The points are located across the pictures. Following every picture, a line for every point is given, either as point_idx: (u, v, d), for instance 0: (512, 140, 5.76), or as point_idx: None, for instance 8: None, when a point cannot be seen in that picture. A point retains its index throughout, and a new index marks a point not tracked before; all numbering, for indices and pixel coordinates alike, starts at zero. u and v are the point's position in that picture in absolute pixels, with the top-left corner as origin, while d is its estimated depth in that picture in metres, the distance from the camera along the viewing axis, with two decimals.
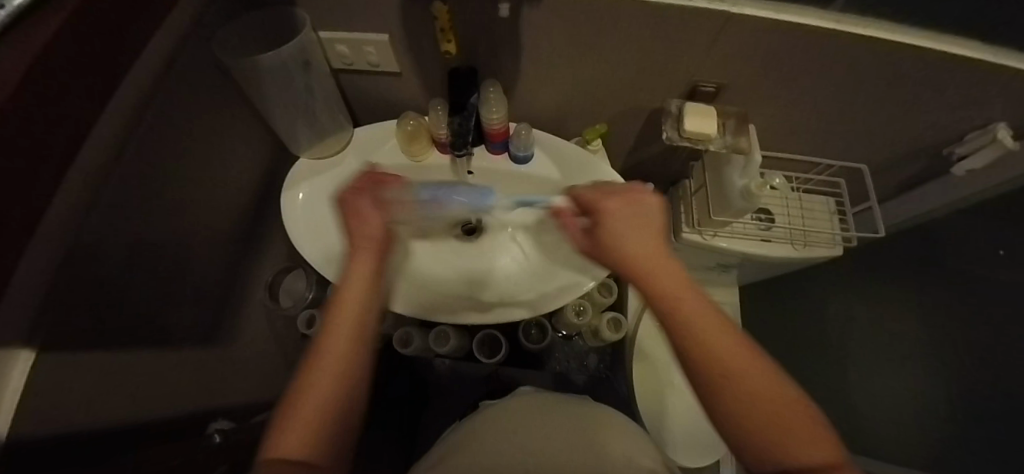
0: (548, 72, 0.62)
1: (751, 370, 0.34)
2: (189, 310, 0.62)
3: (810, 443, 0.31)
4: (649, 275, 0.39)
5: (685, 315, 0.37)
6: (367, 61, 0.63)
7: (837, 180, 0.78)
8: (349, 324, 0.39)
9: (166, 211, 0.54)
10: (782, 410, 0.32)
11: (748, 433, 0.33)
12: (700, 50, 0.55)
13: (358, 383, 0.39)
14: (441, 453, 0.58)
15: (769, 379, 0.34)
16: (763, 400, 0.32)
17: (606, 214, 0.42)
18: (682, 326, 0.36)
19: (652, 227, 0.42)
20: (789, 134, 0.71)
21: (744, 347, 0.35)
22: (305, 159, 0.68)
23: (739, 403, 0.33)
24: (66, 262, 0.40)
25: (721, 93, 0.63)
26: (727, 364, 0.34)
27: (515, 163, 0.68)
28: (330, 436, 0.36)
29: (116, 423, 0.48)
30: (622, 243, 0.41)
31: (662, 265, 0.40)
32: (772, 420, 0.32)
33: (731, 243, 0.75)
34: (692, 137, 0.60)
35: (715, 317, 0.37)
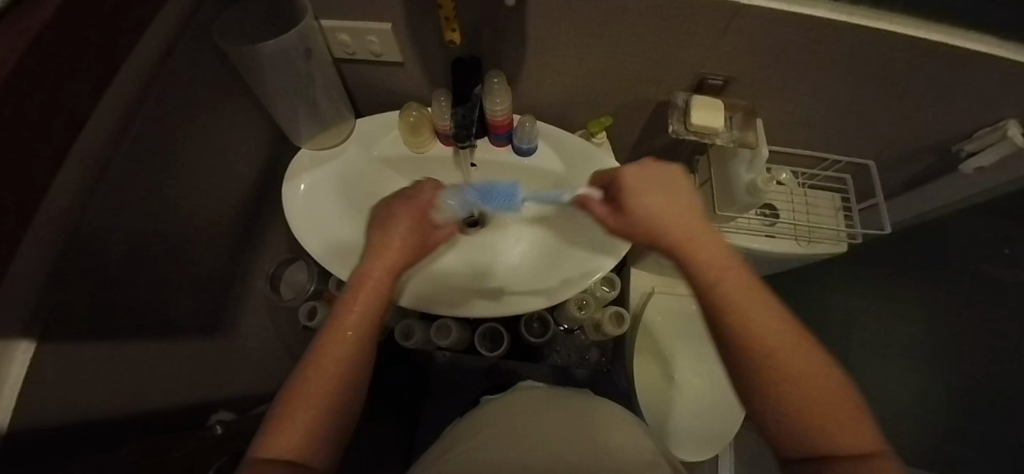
0: (553, 63, 0.61)
1: (796, 355, 0.35)
2: (189, 301, 0.61)
3: (847, 426, 0.31)
4: (693, 253, 0.41)
5: (722, 290, 0.38)
6: (369, 51, 0.62)
7: (843, 176, 0.77)
8: (357, 322, 0.42)
9: (165, 203, 0.54)
10: (817, 393, 0.33)
11: (779, 414, 0.34)
12: (708, 41, 0.54)
13: (356, 381, 0.41)
14: (445, 446, 0.58)
15: (807, 360, 0.35)
16: (803, 380, 0.34)
17: (636, 188, 0.45)
18: (715, 294, 0.38)
19: (691, 205, 0.44)
20: (797, 129, 0.70)
21: (789, 330, 0.36)
22: (306, 150, 0.67)
23: (784, 386, 0.34)
24: (62, 256, 0.40)
25: (729, 87, 0.62)
26: (774, 345, 0.35)
27: (518, 155, 0.67)
28: (321, 433, 0.37)
29: (117, 413, 0.48)
30: (657, 213, 0.43)
31: (700, 238, 0.42)
32: (823, 402, 0.33)
33: (735, 238, 0.75)
34: (698, 131, 0.60)
35: (755, 295, 0.38)
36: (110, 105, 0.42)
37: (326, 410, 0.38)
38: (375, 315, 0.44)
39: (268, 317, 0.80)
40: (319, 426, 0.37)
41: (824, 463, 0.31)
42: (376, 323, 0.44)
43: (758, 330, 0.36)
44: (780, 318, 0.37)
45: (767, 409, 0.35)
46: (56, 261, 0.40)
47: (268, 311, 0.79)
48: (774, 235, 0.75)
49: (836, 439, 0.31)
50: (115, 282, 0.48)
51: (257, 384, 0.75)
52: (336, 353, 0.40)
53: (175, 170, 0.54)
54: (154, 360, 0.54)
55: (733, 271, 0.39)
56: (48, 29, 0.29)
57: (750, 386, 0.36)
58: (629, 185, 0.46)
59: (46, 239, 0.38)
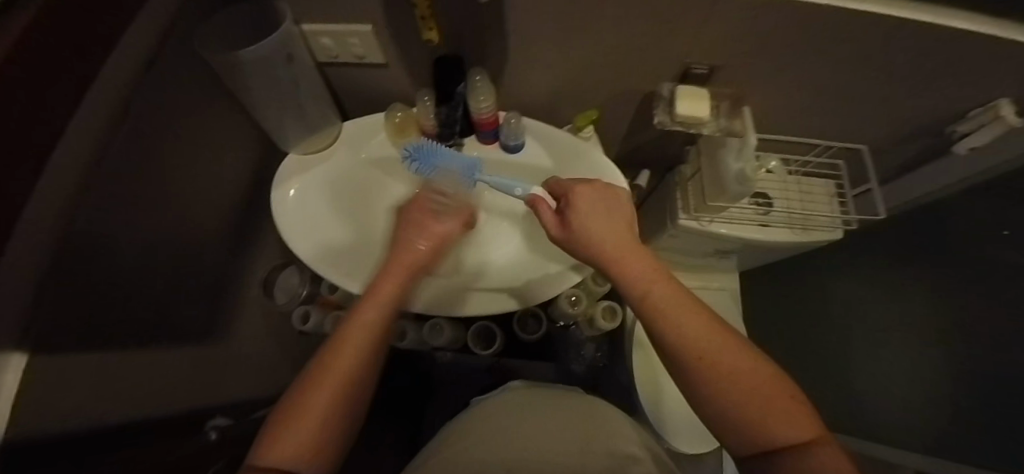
0: (537, 58, 0.61)
1: (734, 357, 0.37)
2: (183, 310, 0.62)
3: (781, 412, 0.34)
4: (631, 276, 0.43)
5: (653, 298, 0.41)
6: (352, 54, 0.62)
7: (837, 161, 0.76)
8: (366, 332, 0.43)
9: (155, 213, 0.54)
10: (762, 391, 0.35)
11: (728, 417, 0.36)
12: (691, 30, 0.53)
13: (358, 388, 0.41)
14: (441, 444, 0.58)
15: (745, 360, 0.37)
16: (739, 378, 0.36)
17: (574, 202, 0.47)
18: (647, 304, 0.41)
19: (621, 224, 0.47)
20: (787, 116, 0.69)
21: (727, 334, 0.39)
22: (294, 155, 0.67)
23: (727, 390, 0.36)
24: (60, 253, 0.41)
25: (715, 76, 0.61)
26: (711, 350, 0.37)
27: (506, 152, 0.67)
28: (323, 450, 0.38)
29: (114, 424, 0.48)
30: (595, 229, 0.45)
31: (631, 251, 0.44)
32: (756, 398, 0.35)
33: (729, 229, 0.74)
34: (684, 121, 0.59)
35: (687, 304, 0.40)
36: (93, 117, 0.42)
37: (323, 420, 0.38)
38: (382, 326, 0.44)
39: (265, 323, 0.80)
40: (317, 436, 0.37)
41: (770, 456, 0.33)
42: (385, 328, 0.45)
43: (697, 337, 0.38)
44: (714, 324, 0.39)
45: (717, 413, 0.36)
46: (56, 259, 0.40)
47: (264, 315, 0.80)
48: (767, 224, 0.75)
49: (778, 432, 0.33)
50: (104, 292, 0.47)
51: (257, 390, 0.76)
52: (338, 362, 0.40)
53: (161, 178, 0.54)
54: (147, 368, 0.54)
55: (660, 282, 0.42)
56: (19, 46, 0.29)
57: (696, 390, 0.38)
58: (574, 198, 0.47)
59: (45, 237, 0.38)
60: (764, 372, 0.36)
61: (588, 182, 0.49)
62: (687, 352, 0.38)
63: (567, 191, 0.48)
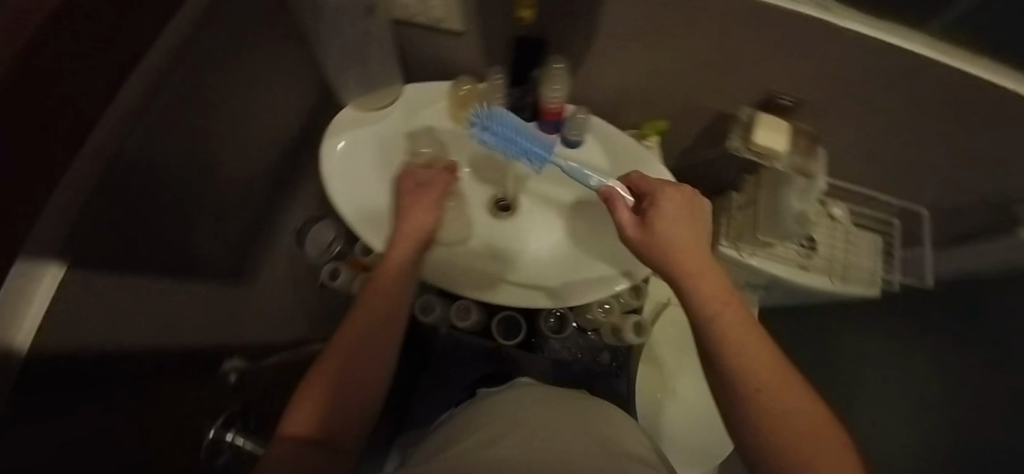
0: (619, 56, 0.58)
1: (789, 393, 0.36)
2: (215, 245, 0.61)
3: (789, 414, 0.34)
4: (701, 291, 0.42)
5: (718, 319, 0.40)
6: (431, 16, 0.58)
7: (893, 219, 0.74)
8: (382, 301, 0.45)
9: (204, 142, 0.53)
10: (815, 431, 0.34)
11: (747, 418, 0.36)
12: (789, 57, 0.52)
13: (374, 356, 0.42)
14: (455, 430, 0.57)
15: (798, 399, 0.35)
16: (794, 418, 0.34)
17: (660, 206, 0.45)
18: (710, 325, 0.40)
19: (697, 236, 0.45)
20: (857, 163, 0.67)
21: (778, 360, 0.38)
22: (349, 109, 0.65)
23: (784, 432, 0.34)
24: (111, 166, 0.38)
25: (797, 109, 0.59)
26: (768, 384, 0.36)
27: (564, 145, 0.65)
28: (338, 415, 0.38)
29: (153, 347, 0.47)
30: (677, 239, 0.44)
31: (702, 268, 0.43)
32: (807, 436, 0.33)
33: (767, 265, 0.71)
34: (758, 150, 0.57)
35: (747, 327, 0.40)
36: None
37: (343, 385, 0.38)
38: (397, 297, 0.46)
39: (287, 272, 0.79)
40: (336, 401, 0.38)
41: None
42: (399, 301, 0.46)
43: (754, 366, 0.37)
44: (770, 354, 0.39)
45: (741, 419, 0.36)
46: (107, 172, 0.38)
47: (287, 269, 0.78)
48: (806, 268, 0.73)
49: (792, 437, 0.33)
50: (143, 212, 0.46)
51: None
52: (358, 330, 0.42)
53: (214, 107, 0.52)
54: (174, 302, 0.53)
55: (730, 303, 0.41)
56: None
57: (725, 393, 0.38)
58: (660, 202, 0.46)
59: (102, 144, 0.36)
60: (817, 413, 0.35)
61: (679, 187, 0.48)
62: (743, 380, 0.37)
63: (657, 193, 0.46)
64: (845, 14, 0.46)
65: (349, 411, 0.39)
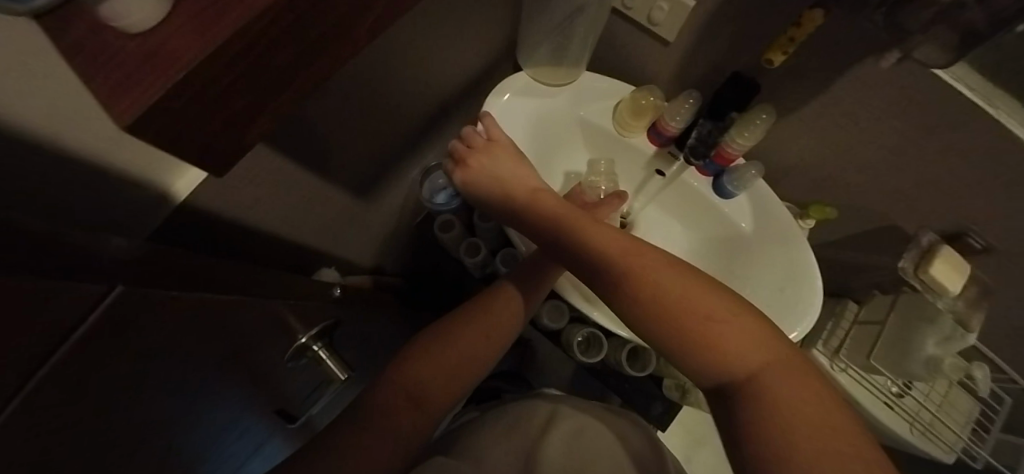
0: (826, 128, 0.54)
1: (758, 346, 0.29)
2: (359, 165, 0.59)
3: (749, 350, 0.29)
4: (586, 234, 0.38)
5: (628, 278, 0.33)
6: (648, 16, 0.55)
7: (1005, 395, 0.67)
8: (475, 332, 0.48)
9: (401, 63, 0.50)
10: (795, 393, 0.27)
11: (723, 382, 0.29)
12: (1017, 205, 0.47)
13: (443, 382, 0.46)
14: (517, 418, 0.55)
15: (774, 350, 0.29)
16: (801, 399, 0.26)
17: (486, 157, 0.51)
18: (627, 283, 0.33)
19: (522, 169, 0.50)
20: (1007, 333, 0.62)
21: (621, 237, 0.37)
22: (525, 73, 0.63)
23: (778, 414, 0.26)
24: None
25: (983, 256, 0.54)
26: (739, 347, 0.29)
27: (716, 192, 0.62)
28: (390, 418, 0.42)
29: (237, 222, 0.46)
30: (496, 173, 0.50)
31: (595, 228, 0.39)
32: (808, 418, 0.25)
33: (851, 386, 0.68)
34: (928, 282, 0.54)
35: (658, 259, 0.34)
36: None
37: (402, 394, 0.44)
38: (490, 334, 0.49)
39: None
40: (392, 407, 0.43)
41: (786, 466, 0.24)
42: (491, 336, 0.49)
43: (711, 315, 0.30)
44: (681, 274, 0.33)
45: (704, 374, 0.29)
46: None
47: None
48: (892, 407, 0.69)
49: (756, 387, 0.27)
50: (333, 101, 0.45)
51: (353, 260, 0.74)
52: (435, 351, 0.46)
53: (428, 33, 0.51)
54: (298, 193, 0.52)
55: (629, 248, 0.35)
56: None
57: (685, 362, 0.30)
58: (481, 153, 0.52)
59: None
60: (787, 359, 0.29)
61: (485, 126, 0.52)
62: (701, 346, 0.29)
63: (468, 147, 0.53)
64: None
65: (400, 421, 0.43)
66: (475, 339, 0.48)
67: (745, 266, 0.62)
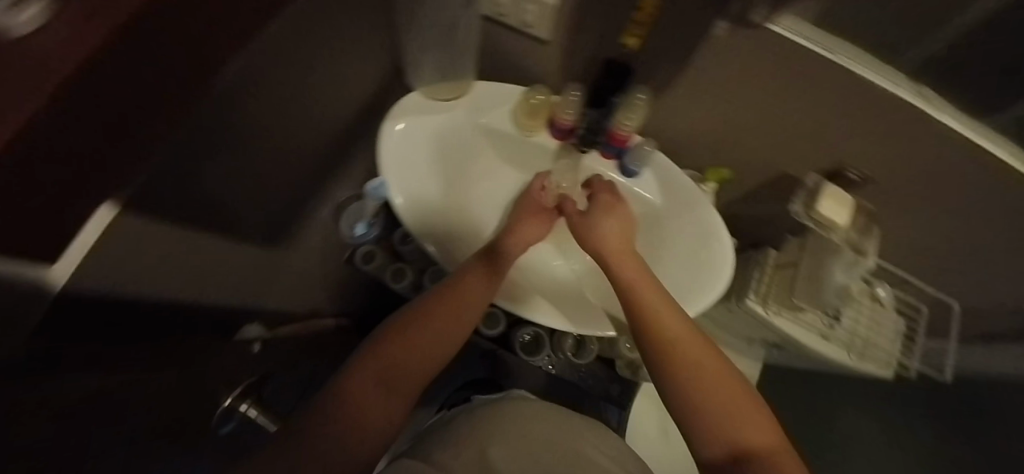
0: (701, 96, 0.57)
1: (708, 365, 0.40)
2: (257, 210, 0.58)
3: (721, 399, 0.38)
4: (618, 259, 0.51)
5: (641, 302, 0.46)
6: (520, 20, 0.57)
7: (921, 305, 0.75)
8: (427, 330, 0.44)
9: (274, 100, 0.50)
10: (727, 395, 0.38)
11: (723, 451, 0.36)
12: (872, 136, 0.52)
13: (398, 392, 0.41)
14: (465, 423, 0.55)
15: (723, 376, 0.40)
16: (721, 397, 0.38)
17: (600, 211, 0.56)
18: (635, 303, 0.46)
19: (620, 230, 0.54)
20: (904, 250, 0.67)
21: (690, 327, 0.44)
22: (417, 94, 0.64)
23: (706, 407, 0.38)
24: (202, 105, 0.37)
25: (863, 186, 0.59)
26: (691, 362, 0.41)
27: (621, 174, 0.64)
28: (332, 438, 0.37)
29: (161, 300, 0.45)
30: (607, 230, 0.54)
31: (629, 263, 0.51)
32: (728, 412, 0.37)
33: (790, 327, 0.71)
34: (819, 220, 0.57)
35: (660, 295, 0.47)
36: None
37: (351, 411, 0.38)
38: (442, 343, 0.45)
39: None
40: (339, 424, 0.37)
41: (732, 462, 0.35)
42: (447, 339, 0.45)
43: (679, 344, 0.42)
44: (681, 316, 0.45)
45: (703, 438, 0.37)
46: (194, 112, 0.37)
47: None
48: (828, 338, 0.73)
49: (756, 463, 0.34)
50: (210, 153, 0.44)
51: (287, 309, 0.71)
52: (386, 352, 0.42)
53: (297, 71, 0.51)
54: (205, 252, 0.51)
55: (642, 277, 0.49)
56: None
57: (679, 406, 0.39)
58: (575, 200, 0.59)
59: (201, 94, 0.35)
60: (736, 384, 0.39)
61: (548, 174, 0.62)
62: (672, 365, 0.41)
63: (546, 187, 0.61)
64: (937, 105, 0.49)
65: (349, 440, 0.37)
66: (422, 352, 0.43)
67: (663, 238, 0.65)
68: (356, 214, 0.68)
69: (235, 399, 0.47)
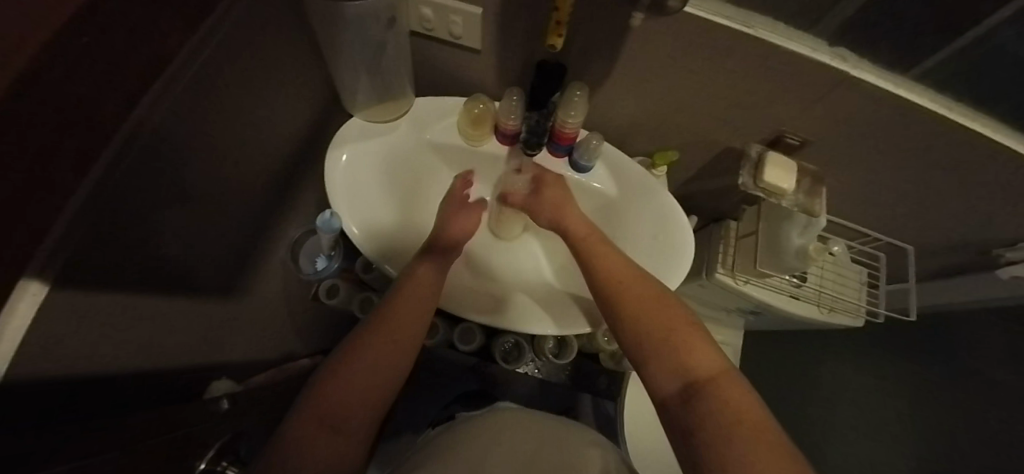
0: (638, 84, 0.58)
1: (675, 329, 0.45)
2: (210, 260, 0.56)
3: (693, 358, 0.43)
4: (589, 245, 0.56)
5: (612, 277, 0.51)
6: (449, 32, 0.57)
7: (878, 253, 0.76)
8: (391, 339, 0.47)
9: (209, 151, 0.49)
10: (689, 353, 0.43)
11: (675, 387, 0.42)
12: (802, 102, 0.54)
13: (370, 398, 0.44)
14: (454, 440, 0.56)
15: (690, 338, 0.44)
16: (687, 353, 0.43)
17: (553, 198, 0.60)
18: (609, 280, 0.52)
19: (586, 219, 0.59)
20: (855, 204, 0.70)
21: (658, 295, 0.49)
22: (357, 119, 0.62)
23: (672, 363, 0.43)
24: (115, 169, 0.36)
25: (804, 149, 0.61)
26: (659, 327, 0.46)
27: (574, 170, 0.64)
28: (312, 438, 0.40)
29: (111, 368, 0.43)
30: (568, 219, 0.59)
31: (601, 247, 0.55)
32: (688, 364, 0.42)
33: (761, 294, 0.74)
34: (768, 189, 0.59)
35: (632, 270, 0.52)
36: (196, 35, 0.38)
37: (328, 415, 0.42)
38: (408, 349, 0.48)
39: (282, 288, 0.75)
40: (318, 427, 0.41)
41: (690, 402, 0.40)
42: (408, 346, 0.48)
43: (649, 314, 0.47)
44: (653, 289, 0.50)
45: (659, 378, 0.43)
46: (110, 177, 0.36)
47: (283, 281, 0.74)
48: (797, 298, 0.75)
49: (701, 390, 0.40)
50: (147, 214, 0.43)
51: (260, 353, 0.70)
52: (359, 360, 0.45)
53: (223, 115, 0.49)
54: (164, 313, 0.50)
55: (615, 257, 0.54)
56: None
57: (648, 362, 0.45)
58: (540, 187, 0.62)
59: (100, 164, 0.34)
60: (699, 344, 0.44)
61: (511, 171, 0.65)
62: (643, 331, 0.46)
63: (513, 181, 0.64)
64: (858, 65, 0.49)
65: (323, 439, 0.41)
66: (377, 359, 0.46)
67: (623, 229, 0.65)
68: (311, 251, 0.66)
69: (212, 461, 0.43)
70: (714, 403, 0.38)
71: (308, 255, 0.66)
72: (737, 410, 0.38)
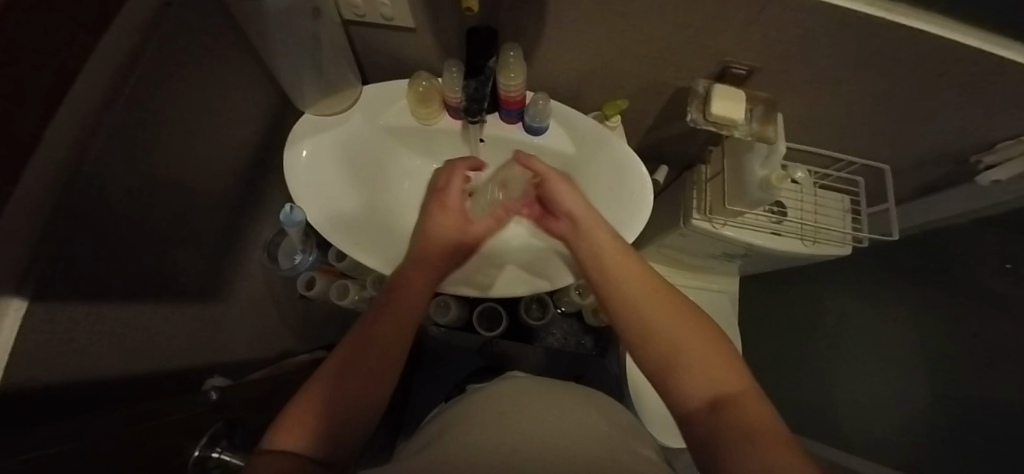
0: (574, 37, 0.57)
1: (689, 329, 0.40)
2: (191, 262, 0.60)
3: (720, 367, 0.38)
4: (591, 236, 0.51)
5: (619, 272, 0.46)
6: (380, 14, 0.57)
7: (856, 177, 0.75)
8: (392, 335, 0.44)
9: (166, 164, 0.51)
10: (711, 359, 0.38)
11: (704, 399, 0.36)
12: (737, 32, 0.52)
13: (367, 400, 0.41)
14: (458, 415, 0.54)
15: (707, 341, 0.39)
16: (705, 357, 0.38)
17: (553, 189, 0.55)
18: (617, 274, 0.46)
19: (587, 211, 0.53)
20: (818, 127, 0.68)
21: (673, 295, 0.44)
22: (308, 115, 0.64)
23: (687, 366, 0.38)
24: (68, 189, 0.39)
25: (753, 77, 0.60)
26: (670, 328, 0.40)
27: (528, 132, 0.64)
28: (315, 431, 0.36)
29: (109, 373, 0.46)
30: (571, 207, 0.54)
31: (605, 238, 0.50)
32: (707, 367, 0.37)
33: (739, 233, 0.73)
34: (717, 121, 0.58)
35: (637, 264, 0.47)
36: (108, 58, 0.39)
37: (320, 417, 0.37)
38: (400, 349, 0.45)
39: (267, 285, 0.79)
40: (319, 424, 0.37)
41: (718, 414, 0.34)
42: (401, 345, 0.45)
43: (657, 312, 0.42)
44: (659, 282, 0.45)
45: (681, 388, 0.37)
46: (64, 198, 0.38)
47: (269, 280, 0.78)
48: (778, 234, 0.74)
49: (733, 404, 0.35)
50: (122, 231, 0.47)
51: (254, 351, 0.74)
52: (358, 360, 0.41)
53: (172, 128, 0.51)
54: (150, 321, 0.53)
55: (622, 250, 0.49)
56: None
57: (667, 371, 0.39)
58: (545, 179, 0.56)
59: (45, 184, 0.36)
60: (720, 347, 0.39)
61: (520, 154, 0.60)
62: (650, 329, 0.41)
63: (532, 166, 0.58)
64: None
65: (325, 438, 0.37)
66: (373, 361, 0.42)
67: (587, 183, 0.65)
68: (286, 251, 0.70)
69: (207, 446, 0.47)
70: (741, 419, 0.33)
71: (285, 254, 0.70)
72: (770, 426, 0.33)
